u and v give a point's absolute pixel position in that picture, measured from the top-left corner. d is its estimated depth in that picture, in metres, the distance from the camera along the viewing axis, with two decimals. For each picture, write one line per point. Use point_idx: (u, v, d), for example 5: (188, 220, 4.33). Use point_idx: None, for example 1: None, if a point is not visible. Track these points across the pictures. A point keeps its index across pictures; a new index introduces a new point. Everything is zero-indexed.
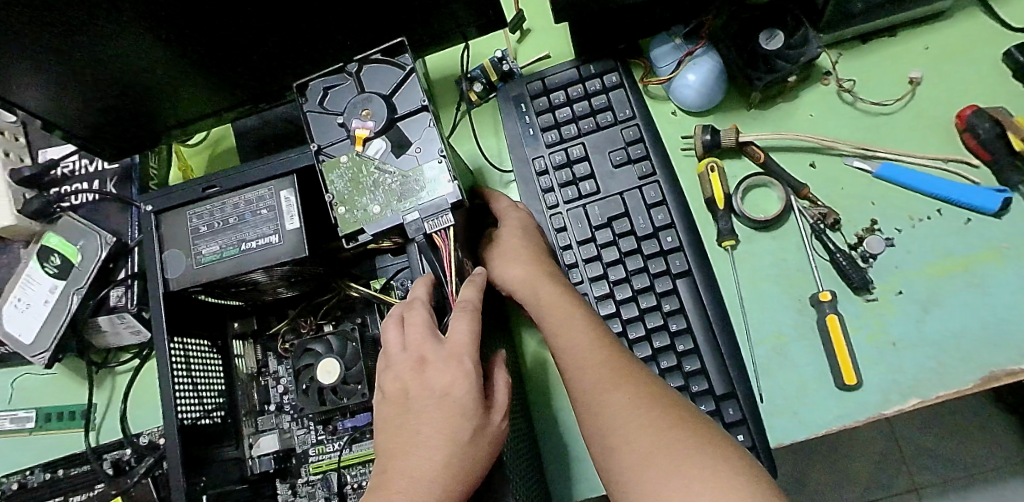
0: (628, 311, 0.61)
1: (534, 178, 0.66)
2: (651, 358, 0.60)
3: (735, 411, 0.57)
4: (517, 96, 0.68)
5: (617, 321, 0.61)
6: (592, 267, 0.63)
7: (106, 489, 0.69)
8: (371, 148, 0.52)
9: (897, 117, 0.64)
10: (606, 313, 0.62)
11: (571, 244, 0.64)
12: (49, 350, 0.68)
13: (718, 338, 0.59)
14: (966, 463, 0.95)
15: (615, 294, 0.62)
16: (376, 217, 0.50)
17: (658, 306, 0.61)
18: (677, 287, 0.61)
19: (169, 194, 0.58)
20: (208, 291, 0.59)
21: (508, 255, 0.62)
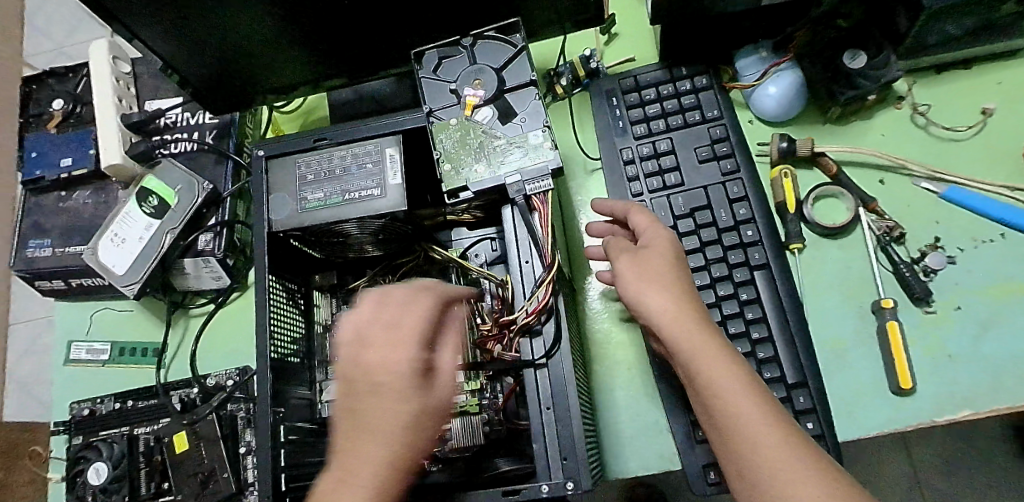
0: (706, 299, 0.65)
1: (622, 168, 0.71)
2: (726, 341, 0.64)
3: (805, 399, 0.61)
4: (609, 90, 0.73)
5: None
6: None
7: (173, 424, 0.72)
8: (479, 114, 0.55)
9: (968, 143, 0.67)
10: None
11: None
12: (140, 282, 0.71)
13: (789, 331, 0.63)
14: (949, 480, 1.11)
15: (694, 280, 0.66)
16: (479, 177, 0.54)
17: (735, 295, 0.65)
18: (754, 278, 0.65)
19: (282, 143, 0.62)
20: (304, 238, 0.63)
21: (654, 280, 0.54)
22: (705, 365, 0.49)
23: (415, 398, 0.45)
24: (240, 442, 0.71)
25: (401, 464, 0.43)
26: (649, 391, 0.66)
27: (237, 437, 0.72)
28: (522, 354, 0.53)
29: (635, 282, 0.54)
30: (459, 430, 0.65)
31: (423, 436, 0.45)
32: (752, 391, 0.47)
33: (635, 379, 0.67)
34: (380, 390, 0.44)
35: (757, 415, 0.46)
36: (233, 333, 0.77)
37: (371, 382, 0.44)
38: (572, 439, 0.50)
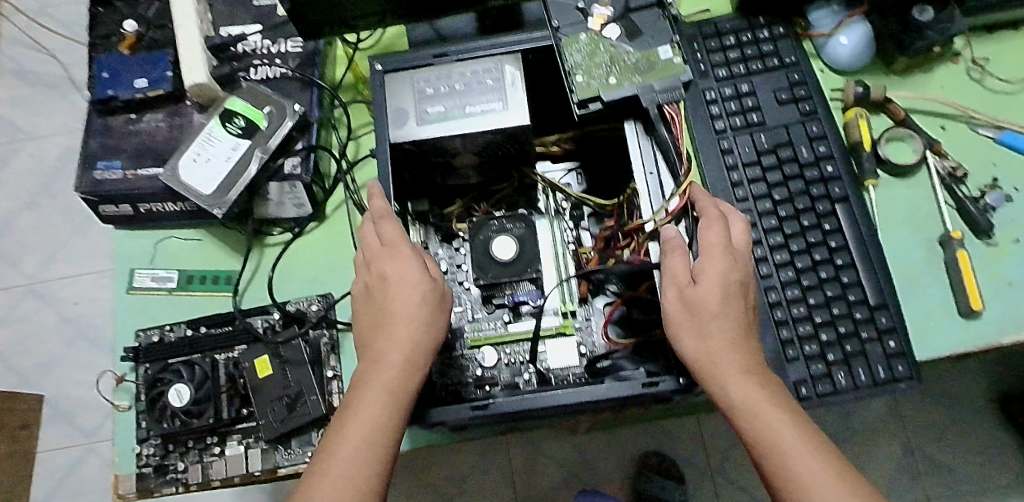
0: (791, 230, 0.68)
1: (705, 107, 0.73)
2: (811, 267, 0.67)
3: (887, 319, 0.64)
4: (690, 35, 0.76)
5: (779, 233, 0.68)
6: (757, 187, 0.70)
7: (256, 349, 0.71)
8: (608, 31, 0.58)
9: (1020, 95, 0.74)
10: (773, 227, 0.69)
11: (738, 167, 0.71)
12: (229, 203, 0.70)
13: (867, 258, 0.67)
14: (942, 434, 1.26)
15: (778, 211, 0.69)
16: (613, 88, 0.56)
17: (819, 225, 0.68)
18: (836, 211, 0.68)
19: (399, 59, 0.63)
20: (413, 156, 0.63)
21: (699, 324, 0.50)
22: (761, 424, 0.47)
23: (413, 285, 0.53)
24: (326, 367, 0.71)
25: (424, 351, 0.52)
26: None
27: (322, 362, 0.71)
28: (651, 258, 0.56)
29: (680, 329, 0.51)
30: (554, 353, 0.67)
31: (419, 319, 0.53)
32: (807, 438, 0.47)
33: None
34: (395, 291, 0.54)
35: (815, 468, 0.45)
36: (310, 260, 0.75)
37: (386, 283, 0.54)
38: None
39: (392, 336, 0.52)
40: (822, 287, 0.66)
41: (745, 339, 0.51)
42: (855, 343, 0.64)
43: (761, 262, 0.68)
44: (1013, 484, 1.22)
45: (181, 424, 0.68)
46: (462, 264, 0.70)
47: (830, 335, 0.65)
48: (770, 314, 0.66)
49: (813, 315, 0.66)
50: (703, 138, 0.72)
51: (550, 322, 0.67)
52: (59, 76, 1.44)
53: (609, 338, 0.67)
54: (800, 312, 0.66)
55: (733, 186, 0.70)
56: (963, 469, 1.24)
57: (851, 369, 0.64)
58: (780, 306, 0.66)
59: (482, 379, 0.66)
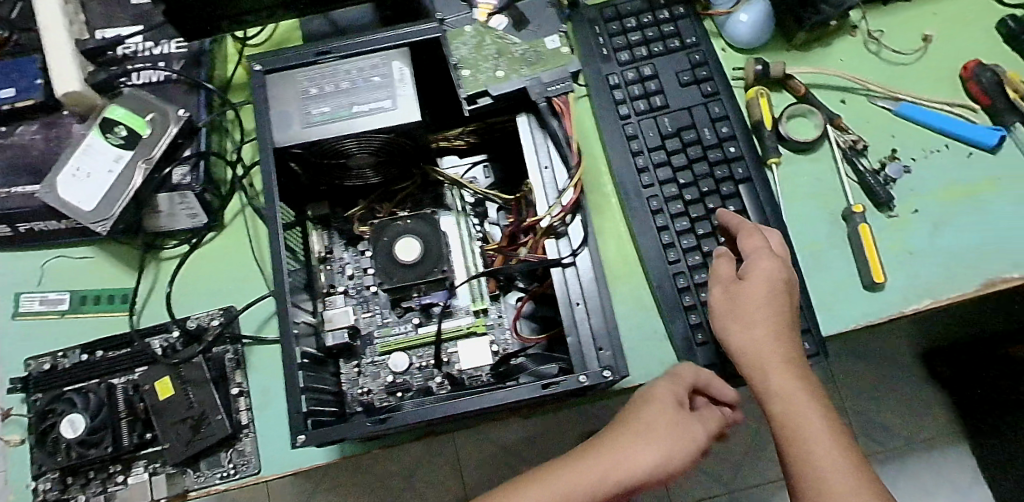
0: (697, 213, 0.68)
1: (610, 92, 0.72)
2: (718, 250, 0.67)
3: None
4: (591, 19, 0.75)
5: (685, 217, 0.68)
6: (663, 172, 0.70)
7: (155, 369, 0.68)
8: (493, 21, 0.56)
9: (912, 67, 0.76)
10: (679, 212, 0.68)
11: (643, 153, 0.71)
12: (112, 219, 0.65)
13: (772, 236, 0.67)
14: (873, 395, 1.32)
15: (684, 195, 0.69)
16: (499, 81, 0.54)
17: (723, 207, 0.68)
18: (739, 191, 0.68)
19: (279, 58, 0.59)
20: (304, 160, 0.61)
21: (746, 317, 0.55)
22: (796, 412, 0.49)
23: (691, 434, 0.49)
24: (232, 384, 0.68)
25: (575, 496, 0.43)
26: (648, 303, 0.68)
27: (228, 379, 0.68)
28: (548, 254, 0.55)
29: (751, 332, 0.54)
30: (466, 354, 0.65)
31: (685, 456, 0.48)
32: (839, 436, 0.47)
33: (637, 292, 0.69)
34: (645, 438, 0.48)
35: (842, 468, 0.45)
36: (210, 271, 0.72)
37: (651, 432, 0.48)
38: (605, 329, 0.52)
39: (616, 447, 0.47)
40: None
41: (787, 328, 0.55)
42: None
43: (667, 248, 0.67)
44: (936, 436, 1.29)
45: (77, 458, 0.64)
46: (367, 267, 0.68)
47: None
48: (678, 300, 0.66)
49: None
50: (609, 125, 0.72)
51: (461, 322, 0.66)
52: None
53: (520, 334, 0.67)
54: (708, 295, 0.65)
55: (638, 172, 0.70)
56: (891, 426, 1.30)
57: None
58: (689, 292, 0.66)
59: (393, 385, 0.65)
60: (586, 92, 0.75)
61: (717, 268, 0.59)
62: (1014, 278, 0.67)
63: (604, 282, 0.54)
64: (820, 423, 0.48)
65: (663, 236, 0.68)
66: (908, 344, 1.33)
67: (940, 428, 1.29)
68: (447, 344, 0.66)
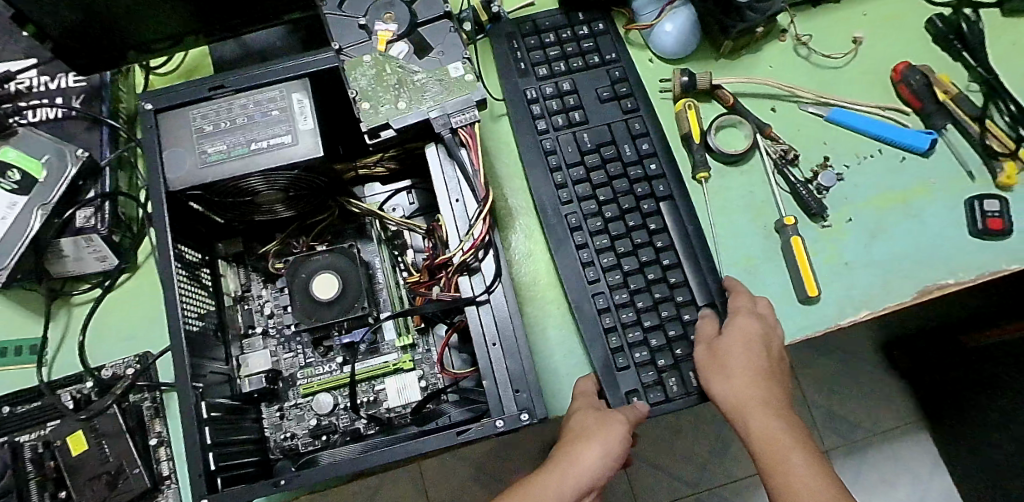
0: (618, 233, 0.66)
1: (528, 108, 0.70)
2: (638, 270, 0.65)
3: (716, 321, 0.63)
4: (510, 33, 0.73)
5: (605, 236, 0.66)
6: (582, 189, 0.68)
7: (66, 423, 0.63)
8: (394, 49, 0.53)
9: (844, 70, 0.75)
10: (599, 230, 0.66)
11: (562, 169, 0.68)
12: (8, 269, 0.61)
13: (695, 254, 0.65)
14: (838, 390, 1.31)
15: (604, 212, 0.67)
16: (401, 113, 0.52)
17: (644, 225, 0.66)
18: (660, 209, 0.67)
19: (171, 94, 0.56)
20: (206, 200, 0.57)
21: (728, 370, 0.58)
22: (777, 454, 0.53)
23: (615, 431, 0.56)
24: (150, 433, 0.65)
25: None
26: (578, 328, 0.66)
27: (146, 429, 0.65)
28: (462, 291, 0.52)
29: (733, 385, 0.58)
30: (393, 391, 0.63)
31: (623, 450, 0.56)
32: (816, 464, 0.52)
33: (567, 316, 0.66)
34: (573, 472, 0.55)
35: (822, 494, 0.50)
36: (125, 315, 0.69)
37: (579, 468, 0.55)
38: (521, 368, 0.50)
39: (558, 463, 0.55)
40: (652, 289, 0.64)
41: (766, 378, 0.58)
42: (684, 344, 0.62)
43: (587, 267, 0.65)
44: (900, 425, 1.29)
45: None
46: (286, 305, 0.65)
47: (660, 338, 0.62)
48: (598, 322, 0.63)
49: (641, 319, 0.63)
50: (528, 141, 0.69)
51: (386, 359, 0.63)
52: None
53: (449, 367, 0.64)
54: (630, 318, 0.63)
55: (557, 189, 0.68)
56: (854, 418, 1.30)
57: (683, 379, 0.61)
58: (609, 312, 0.64)
59: (319, 428, 0.62)
60: (504, 109, 0.72)
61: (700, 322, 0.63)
62: (949, 285, 0.67)
63: (520, 316, 0.52)
64: (800, 457, 0.53)
65: (581, 255, 0.66)
66: (871, 339, 1.32)
67: (903, 417, 1.30)
68: (373, 382, 0.63)
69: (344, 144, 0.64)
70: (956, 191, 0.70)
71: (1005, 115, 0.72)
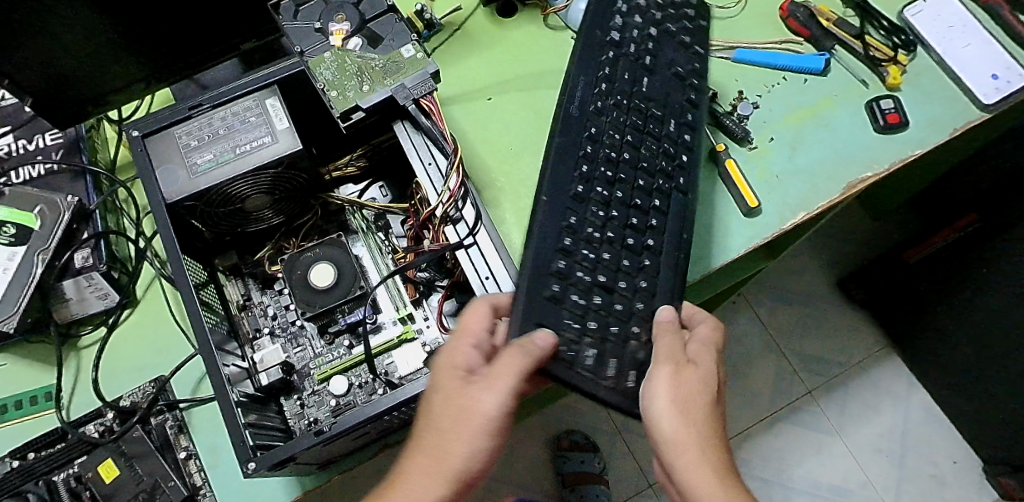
0: (625, 178, 0.59)
1: (597, 39, 0.64)
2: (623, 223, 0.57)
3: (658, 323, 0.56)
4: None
5: (611, 167, 0.58)
6: (609, 125, 0.60)
7: (94, 456, 0.65)
8: (350, 43, 0.60)
9: (739, 17, 0.86)
10: (611, 170, 0.58)
11: (602, 98, 0.61)
12: (18, 314, 0.65)
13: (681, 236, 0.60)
14: (811, 329, 1.40)
15: (622, 158, 0.59)
16: (367, 95, 0.59)
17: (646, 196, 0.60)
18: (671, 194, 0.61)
19: (153, 120, 0.61)
20: (203, 214, 0.62)
21: (690, 413, 0.49)
22: None
23: (481, 416, 0.46)
24: (178, 448, 0.67)
25: None
26: None
27: (173, 445, 0.67)
28: (449, 239, 0.59)
29: (694, 451, 0.48)
30: (401, 363, 0.66)
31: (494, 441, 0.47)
32: None
33: None
34: (417, 483, 0.46)
35: None
36: (134, 349, 0.72)
37: (423, 481, 0.46)
38: None
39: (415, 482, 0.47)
40: (626, 243, 0.57)
41: (719, 431, 0.51)
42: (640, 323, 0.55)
43: (580, 191, 0.56)
44: (870, 350, 1.38)
45: None
46: (288, 303, 0.70)
47: (603, 298, 0.54)
48: (554, 254, 0.53)
49: (607, 268, 0.55)
50: (586, 64, 0.62)
51: (390, 335, 0.68)
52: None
53: (447, 328, 0.68)
54: (592, 255, 0.54)
55: (584, 118, 0.59)
56: (830, 354, 1.38)
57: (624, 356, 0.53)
58: (579, 243, 0.54)
59: (339, 408, 0.65)
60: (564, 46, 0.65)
61: (654, 348, 0.52)
62: (868, 178, 0.77)
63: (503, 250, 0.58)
64: None
65: (580, 171, 0.57)
66: (827, 278, 1.43)
67: (870, 344, 1.39)
68: (383, 357, 0.67)
69: (316, 147, 0.71)
70: (855, 98, 0.81)
71: (880, 30, 0.84)
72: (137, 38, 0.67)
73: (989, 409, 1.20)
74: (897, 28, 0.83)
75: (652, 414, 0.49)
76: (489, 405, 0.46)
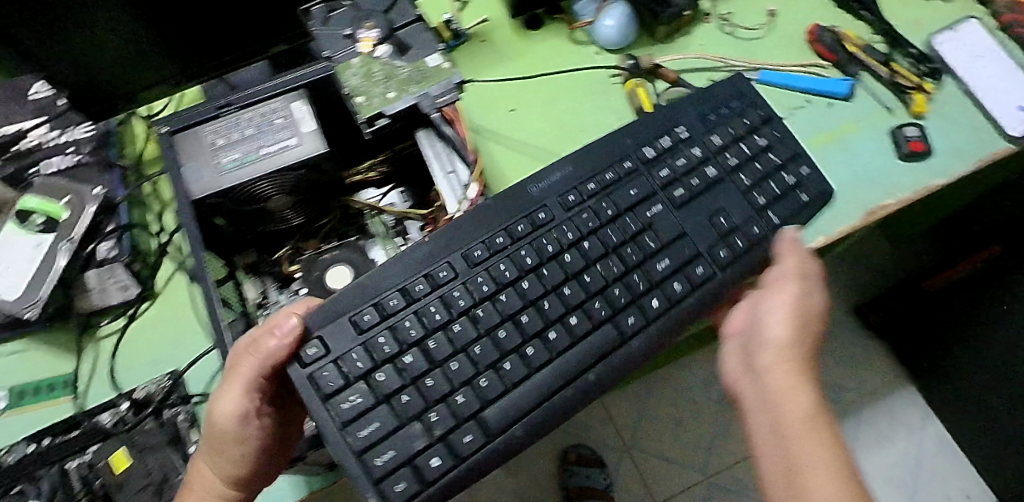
0: (528, 284, 0.57)
1: (634, 148, 0.66)
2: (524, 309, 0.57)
3: (468, 441, 0.53)
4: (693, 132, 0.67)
5: (514, 267, 0.58)
6: (546, 242, 0.59)
7: (106, 446, 0.66)
8: (378, 50, 0.61)
9: (764, 39, 0.86)
10: (510, 277, 0.57)
11: (555, 215, 0.61)
12: (41, 302, 0.65)
13: (539, 367, 0.56)
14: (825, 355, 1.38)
15: (571, 260, 0.59)
16: (391, 101, 0.59)
17: (559, 300, 0.58)
18: (587, 308, 0.58)
19: (183, 117, 0.63)
20: (225, 212, 0.63)
21: (816, 316, 0.60)
22: (788, 403, 0.55)
23: (231, 408, 0.57)
24: (188, 443, 0.67)
25: None
26: None
27: (184, 439, 0.67)
28: None
29: (790, 355, 0.57)
30: None
31: (254, 437, 0.59)
32: (823, 430, 0.53)
33: None
34: (212, 459, 0.58)
35: (821, 456, 0.51)
36: (151, 341, 0.72)
37: (215, 459, 0.58)
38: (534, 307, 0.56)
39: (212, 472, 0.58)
40: (496, 328, 0.56)
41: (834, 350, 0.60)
42: (440, 410, 0.53)
43: (452, 263, 0.57)
44: (883, 378, 1.36)
45: None
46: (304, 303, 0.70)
47: (390, 373, 0.53)
48: (391, 290, 0.56)
49: (426, 350, 0.54)
50: (600, 154, 0.65)
51: None
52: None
53: None
54: (439, 319, 0.55)
55: (504, 221, 0.60)
56: (842, 380, 1.36)
57: (396, 436, 0.51)
58: (434, 298, 0.56)
59: None
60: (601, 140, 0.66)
61: (778, 265, 0.61)
62: (890, 204, 0.76)
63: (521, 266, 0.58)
64: (809, 417, 0.54)
65: (459, 254, 0.58)
66: (841, 303, 1.42)
67: (882, 372, 1.37)
68: None
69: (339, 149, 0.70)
70: (879, 123, 0.81)
71: (908, 57, 0.83)
72: (171, 36, 0.68)
73: (1004, 443, 1.17)
74: (924, 55, 0.83)
75: (769, 315, 0.60)
76: (235, 406, 0.56)
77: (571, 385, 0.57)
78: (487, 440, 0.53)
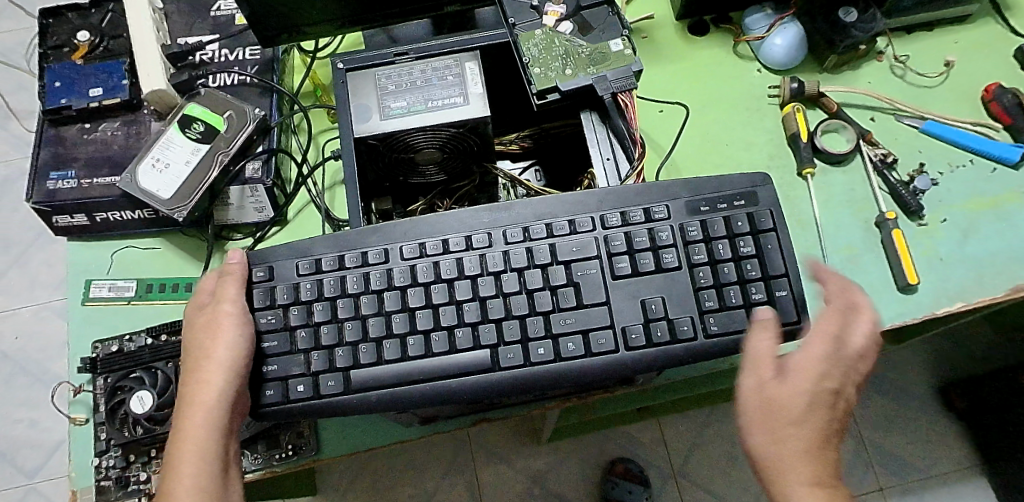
0: (437, 289, 0.59)
1: (602, 210, 0.61)
2: (409, 307, 0.59)
3: (331, 384, 0.57)
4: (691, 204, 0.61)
5: (457, 269, 0.60)
6: (471, 261, 0.60)
7: None
8: (561, 26, 0.64)
9: (937, 88, 0.81)
10: (426, 278, 0.59)
11: (495, 242, 0.60)
12: (188, 206, 0.68)
13: (413, 358, 0.58)
14: (900, 427, 1.30)
15: (478, 281, 0.59)
16: (569, 78, 0.61)
17: (457, 307, 0.59)
18: (462, 326, 0.58)
19: (359, 57, 0.65)
20: (379, 156, 0.65)
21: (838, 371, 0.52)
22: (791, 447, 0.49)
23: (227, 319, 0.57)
24: None
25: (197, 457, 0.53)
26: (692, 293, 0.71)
27: None
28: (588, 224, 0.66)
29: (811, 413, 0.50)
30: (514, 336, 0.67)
31: (241, 363, 0.57)
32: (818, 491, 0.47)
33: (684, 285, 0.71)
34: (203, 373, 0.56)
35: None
36: None
37: (207, 369, 0.56)
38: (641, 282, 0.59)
39: (202, 390, 0.55)
40: (416, 310, 0.59)
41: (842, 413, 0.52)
42: (322, 354, 0.58)
43: (389, 250, 0.61)
44: (960, 468, 1.27)
45: (143, 431, 0.66)
46: None
47: (301, 313, 0.59)
48: (353, 251, 0.61)
49: (335, 306, 0.59)
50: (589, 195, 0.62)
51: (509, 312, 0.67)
52: (19, 137, 1.54)
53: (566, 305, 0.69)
54: (354, 291, 0.60)
55: (446, 231, 0.61)
56: (912, 458, 1.28)
57: (283, 356, 0.59)
58: (383, 268, 0.60)
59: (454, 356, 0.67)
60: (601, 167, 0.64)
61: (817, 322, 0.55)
62: None
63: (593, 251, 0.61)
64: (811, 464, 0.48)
65: (400, 246, 0.61)
66: (930, 378, 1.33)
67: (958, 461, 1.28)
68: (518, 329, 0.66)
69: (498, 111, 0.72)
70: None
71: None
72: None
73: None
74: None
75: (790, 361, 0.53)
76: (236, 313, 0.58)
77: (425, 383, 0.58)
78: (344, 391, 0.58)
